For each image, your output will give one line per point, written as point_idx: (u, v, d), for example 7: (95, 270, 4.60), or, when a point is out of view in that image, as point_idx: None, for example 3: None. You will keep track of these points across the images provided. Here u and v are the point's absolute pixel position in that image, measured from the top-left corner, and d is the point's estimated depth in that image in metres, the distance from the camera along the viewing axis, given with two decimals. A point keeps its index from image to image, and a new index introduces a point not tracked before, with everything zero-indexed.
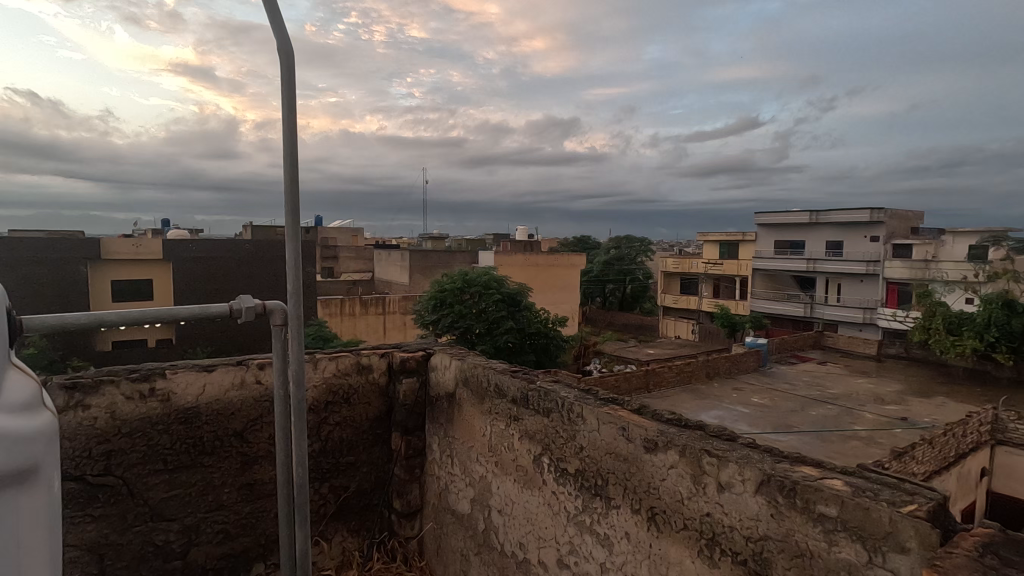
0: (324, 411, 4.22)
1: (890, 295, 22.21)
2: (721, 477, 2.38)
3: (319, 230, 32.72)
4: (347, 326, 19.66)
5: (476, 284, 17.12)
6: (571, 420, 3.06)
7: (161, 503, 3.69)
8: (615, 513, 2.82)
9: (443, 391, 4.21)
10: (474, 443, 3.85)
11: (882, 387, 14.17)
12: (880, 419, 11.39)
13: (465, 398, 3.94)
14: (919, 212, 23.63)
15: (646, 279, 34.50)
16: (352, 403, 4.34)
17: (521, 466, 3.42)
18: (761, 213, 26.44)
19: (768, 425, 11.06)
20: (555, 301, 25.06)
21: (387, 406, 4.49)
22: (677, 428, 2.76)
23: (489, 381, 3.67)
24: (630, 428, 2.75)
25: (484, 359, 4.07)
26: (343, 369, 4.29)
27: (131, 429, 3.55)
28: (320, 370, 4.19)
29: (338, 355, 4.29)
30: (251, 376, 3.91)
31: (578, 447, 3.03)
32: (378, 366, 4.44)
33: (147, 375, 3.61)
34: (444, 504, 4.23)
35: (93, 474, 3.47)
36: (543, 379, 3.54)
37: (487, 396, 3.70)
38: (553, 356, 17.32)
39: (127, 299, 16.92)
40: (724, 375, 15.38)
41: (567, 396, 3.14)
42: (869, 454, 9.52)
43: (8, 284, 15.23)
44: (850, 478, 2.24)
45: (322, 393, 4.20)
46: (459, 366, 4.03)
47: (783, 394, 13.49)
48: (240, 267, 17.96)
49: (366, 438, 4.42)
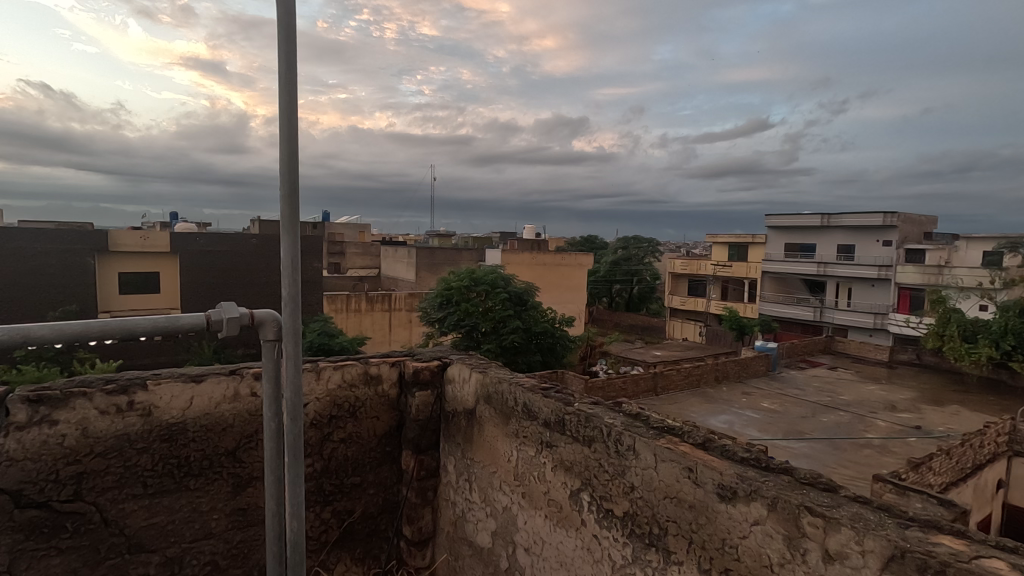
0: (328, 426, 4.12)
1: (902, 301, 21.94)
2: (828, 546, 2.19)
3: (327, 225, 32.74)
4: (352, 322, 19.62)
5: (483, 282, 17.02)
6: (620, 453, 2.93)
7: (140, 532, 3.60)
8: (676, 569, 2.66)
9: (461, 407, 4.12)
10: (498, 469, 3.73)
11: (894, 394, 14.00)
12: (893, 427, 11.20)
13: (486, 415, 3.84)
14: (933, 217, 23.39)
15: (654, 280, 34.30)
16: (359, 417, 4.25)
17: (555, 502, 3.29)
18: (771, 215, 26.25)
19: (779, 431, 10.90)
20: (561, 301, 24.93)
21: (399, 420, 4.42)
22: (757, 472, 2.58)
23: (517, 400, 3.56)
24: (699, 470, 2.59)
25: (507, 374, 3.97)
26: (350, 379, 4.20)
27: (107, 446, 3.47)
28: (324, 380, 4.08)
29: (344, 364, 4.18)
30: (245, 388, 3.87)
31: (628, 486, 2.89)
32: (388, 377, 4.37)
33: (125, 388, 3.52)
34: (459, 533, 4.15)
35: (61, 500, 3.37)
36: (579, 402, 3.40)
37: (513, 416, 3.59)
38: (559, 356, 17.19)
39: (135, 292, 16.96)
40: (733, 379, 15.22)
41: (614, 424, 3.01)
42: (883, 463, 9.35)
43: (17, 274, 15.24)
44: (1012, 558, 2.03)
45: (325, 407, 4.09)
46: (480, 380, 3.93)
47: (793, 399, 13.33)
48: (246, 261, 17.97)
49: (375, 457, 4.35)
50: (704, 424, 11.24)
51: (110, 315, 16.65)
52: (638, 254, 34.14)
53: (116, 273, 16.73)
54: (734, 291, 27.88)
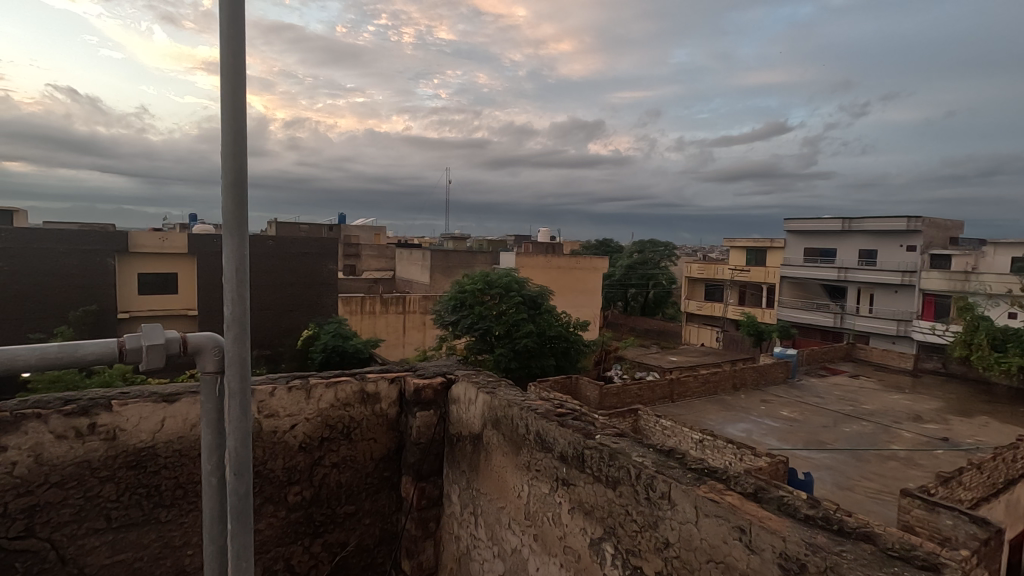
0: (319, 449, 4.03)
1: (927, 308, 21.39)
2: None
3: (343, 228, 33.04)
4: (367, 324, 19.67)
5: (497, 285, 16.93)
6: (651, 501, 2.59)
7: (101, 569, 3.59)
8: None
9: (467, 430, 3.96)
10: (507, 505, 3.50)
11: (920, 404, 13.60)
12: (919, 439, 10.88)
13: (494, 441, 3.64)
14: (959, 222, 22.81)
15: (669, 284, 33.98)
16: (354, 439, 4.18)
17: (571, 548, 3.01)
18: (791, 219, 25.85)
19: (799, 441, 10.64)
20: (576, 304, 24.76)
21: (399, 441, 4.37)
22: (833, 540, 2.20)
23: (528, 428, 3.31)
24: (752, 532, 2.24)
25: (516, 396, 3.75)
26: (344, 398, 4.12)
27: (65, 475, 3.45)
28: (315, 399, 3.98)
29: (337, 383, 4.10)
30: None
31: (661, 541, 2.55)
32: (386, 395, 4.31)
33: (86, 409, 3.49)
34: (462, 569, 4.03)
35: (11, 536, 3.35)
36: (599, 434, 3.10)
37: (524, 446, 3.35)
38: (572, 361, 17.07)
39: (153, 292, 17.21)
40: (751, 387, 14.94)
41: (643, 463, 2.70)
42: (910, 477, 9.06)
43: (41, 274, 15.49)
44: None
45: (316, 428, 4.00)
46: (488, 402, 3.73)
47: (813, 408, 13.01)
48: (263, 261, 18.32)
49: (371, 484, 4.29)
50: (722, 432, 11.00)
51: (129, 315, 16.84)
52: (654, 257, 33.83)
53: (135, 274, 16.91)
54: (752, 296, 27.46)
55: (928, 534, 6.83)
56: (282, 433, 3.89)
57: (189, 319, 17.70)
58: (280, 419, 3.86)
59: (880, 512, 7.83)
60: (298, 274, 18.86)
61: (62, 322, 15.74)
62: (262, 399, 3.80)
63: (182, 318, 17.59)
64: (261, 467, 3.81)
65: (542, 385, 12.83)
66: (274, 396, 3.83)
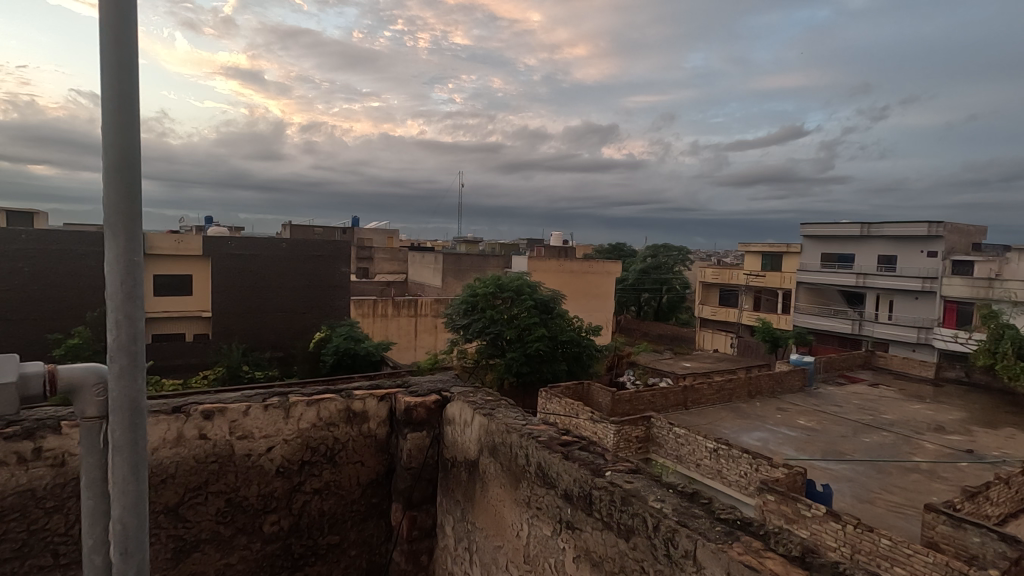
0: (299, 474, 3.95)
1: (948, 315, 20.94)
2: None
3: (356, 231, 33.33)
4: (379, 327, 19.74)
5: (508, 288, 16.86)
6: (671, 559, 2.31)
7: None
8: None
9: (462, 453, 3.77)
10: (505, 544, 3.27)
11: (942, 414, 13.26)
12: (943, 450, 10.59)
13: (491, 469, 3.44)
14: (982, 227, 22.31)
15: (683, 289, 33.70)
16: (338, 463, 4.08)
17: None
18: (807, 224, 25.51)
19: (818, 451, 10.40)
20: (589, 308, 24.60)
21: (390, 464, 4.26)
22: None
23: (529, 460, 3.08)
24: None
25: (516, 419, 3.53)
26: (329, 417, 4.02)
27: (6, 505, 3.32)
28: (295, 418, 3.90)
29: (321, 401, 4.01)
30: (186, 430, 3.58)
31: None
32: (375, 414, 4.19)
33: (30, 432, 3.33)
34: None
35: None
36: (611, 471, 2.85)
37: (525, 479, 3.12)
38: (584, 366, 16.92)
39: (169, 293, 17.32)
40: (767, 395, 14.68)
41: (662, 513, 2.43)
42: (933, 490, 8.80)
43: (59, 275, 15.71)
44: None
45: (295, 450, 3.92)
46: (485, 426, 3.51)
47: (831, 417, 12.74)
48: (277, 264, 18.48)
49: (358, 513, 4.18)
50: (737, 441, 10.82)
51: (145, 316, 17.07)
52: (667, 262, 33.56)
53: (151, 276, 17.09)
54: (767, 302, 27.08)
55: (953, 551, 6.61)
56: (258, 456, 3.80)
57: (203, 321, 17.96)
58: (254, 440, 3.78)
59: (903, 527, 7.60)
60: (311, 277, 18.96)
61: (79, 322, 15.96)
62: (235, 419, 3.72)
63: (196, 320, 17.79)
64: (233, 495, 3.74)
65: (553, 390, 12.77)
66: (248, 415, 3.76)
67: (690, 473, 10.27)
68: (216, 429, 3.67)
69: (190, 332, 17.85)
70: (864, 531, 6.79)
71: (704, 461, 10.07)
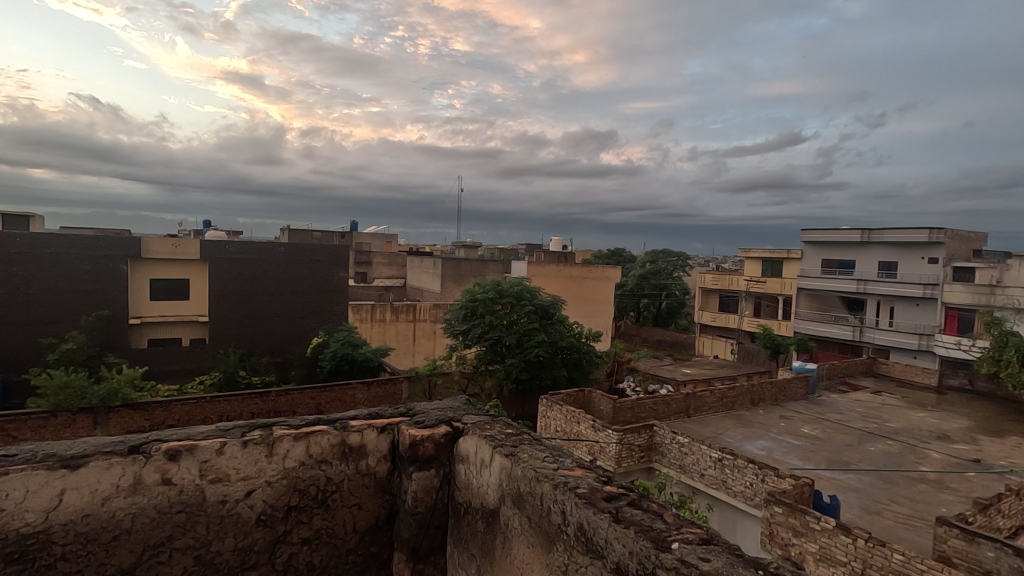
0: (285, 520, 3.61)
1: (950, 322, 20.87)
2: None
3: (355, 235, 33.32)
4: (377, 332, 19.62)
5: (508, 294, 16.73)
6: None
7: None
8: None
9: (479, 495, 3.55)
10: None
11: (947, 423, 13.15)
12: (950, 460, 10.48)
13: (515, 522, 3.20)
14: (982, 234, 22.27)
15: (682, 295, 33.67)
16: (332, 507, 3.76)
17: None
18: (807, 230, 25.46)
19: (823, 461, 10.27)
20: (588, 314, 24.47)
21: (392, 505, 3.97)
22: None
23: (568, 520, 2.81)
24: None
25: (544, 463, 3.31)
26: (321, 453, 3.71)
27: None
28: (280, 456, 3.57)
29: (314, 435, 3.70)
30: (143, 475, 3.20)
31: None
32: (375, 449, 3.90)
33: None
34: None
35: None
36: (676, 542, 2.57)
37: (561, 541, 2.85)
38: (585, 372, 16.80)
39: (165, 298, 17.27)
40: (770, 402, 14.56)
41: None
42: (942, 501, 8.69)
43: (54, 278, 15.52)
44: None
45: (280, 493, 3.58)
46: (509, 470, 3.31)
47: (835, 425, 12.63)
48: (275, 268, 18.37)
49: (355, 563, 3.86)
50: (742, 451, 10.68)
51: (141, 320, 16.89)
52: (667, 267, 33.54)
53: (148, 280, 17.01)
54: (767, 308, 27.00)
55: (967, 566, 6.51)
56: (236, 502, 3.45)
57: (199, 325, 17.84)
58: (230, 483, 3.43)
59: (913, 539, 7.47)
60: (309, 281, 18.85)
61: (75, 326, 15.81)
62: (207, 458, 3.37)
63: (193, 324, 17.71)
64: (203, 551, 3.36)
65: (554, 398, 12.77)
66: (223, 454, 3.41)
67: (694, 483, 10.18)
68: (183, 472, 3.30)
69: (185, 338, 17.71)
70: (875, 545, 6.72)
71: (709, 471, 9.95)
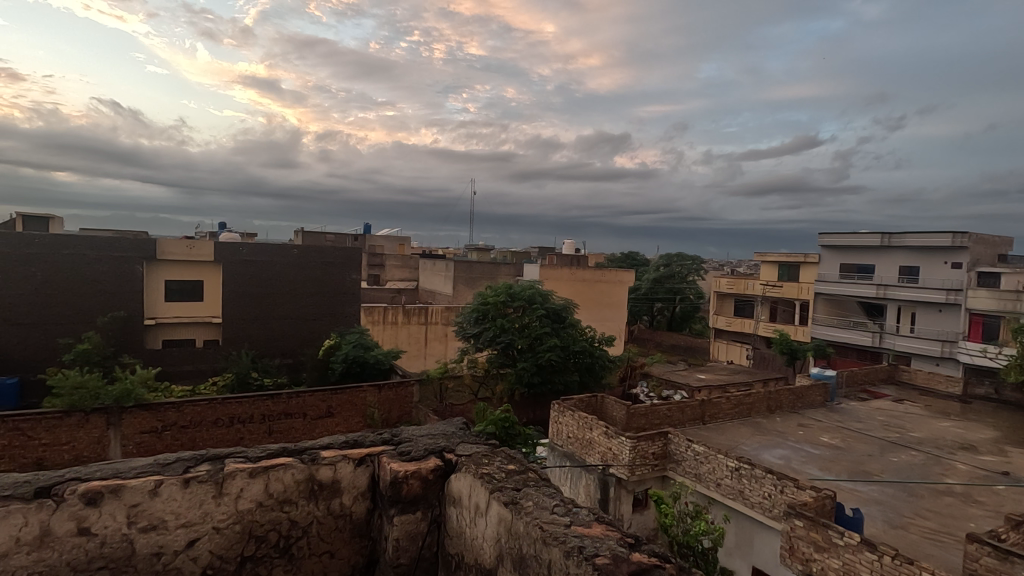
0: (244, 569, 3.54)
1: (974, 329, 20.35)
2: None
3: (368, 239, 33.51)
4: (388, 334, 19.69)
5: (520, 297, 16.61)
6: None
7: None
8: None
9: (471, 540, 3.48)
10: None
11: (973, 433, 12.75)
12: (977, 472, 10.13)
13: None
14: (1008, 238, 21.70)
15: (697, 299, 33.30)
16: (297, 556, 3.69)
17: None
18: (825, 234, 25.01)
19: (844, 471, 10.00)
20: (601, 318, 24.28)
21: (371, 551, 3.90)
22: None
23: None
24: None
25: (553, 517, 3.16)
26: (287, 489, 3.65)
27: None
28: (228, 497, 3.49)
29: (280, 471, 3.64)
30: (52, 522, 3.10)
31: None
32: (351, 486, 3.84)
33: None
34: None
35: None
36: None
37: None
38: (597, 377, 16.61)
39: (180, 299, 17.41)
40: (787, 410, 14.26)
41: None
42: (970, 515, 8.38)
43: (70, 279, 15.74)
44: None
45: (231, 539, 3.51)
46: (507, 523, 3.21)
47: (855, 434, 12.31)
48: (287, 270, 18.45)
49: None
50: (759, 460, 10.44)
51: (155, 321, 17.04)
52: (681, 271, 33.22)
53: (162, 281, 17.17)
54: (783, 312, 26.57)
55: None
56: (174, 554, 3.36)
57: (213, 326, 17.93)
58: (167, 531, 3.34)
59: (941, 557, 7.20)
60: (320, 283, 18.91)
61: (90, 327, 15.99)
62: (136, 502, 3.28)
63: (207, 325, 17.81)
64: None
65: (566, 403, 12.60)
66: (158, 496, 3.32)
67: (709, 493, 9.97)
68: (105, 520, 3.20)
69: (199, 338, 17.82)
70: (903, 562, 6.47)
71: (725, 481, 9.75)
